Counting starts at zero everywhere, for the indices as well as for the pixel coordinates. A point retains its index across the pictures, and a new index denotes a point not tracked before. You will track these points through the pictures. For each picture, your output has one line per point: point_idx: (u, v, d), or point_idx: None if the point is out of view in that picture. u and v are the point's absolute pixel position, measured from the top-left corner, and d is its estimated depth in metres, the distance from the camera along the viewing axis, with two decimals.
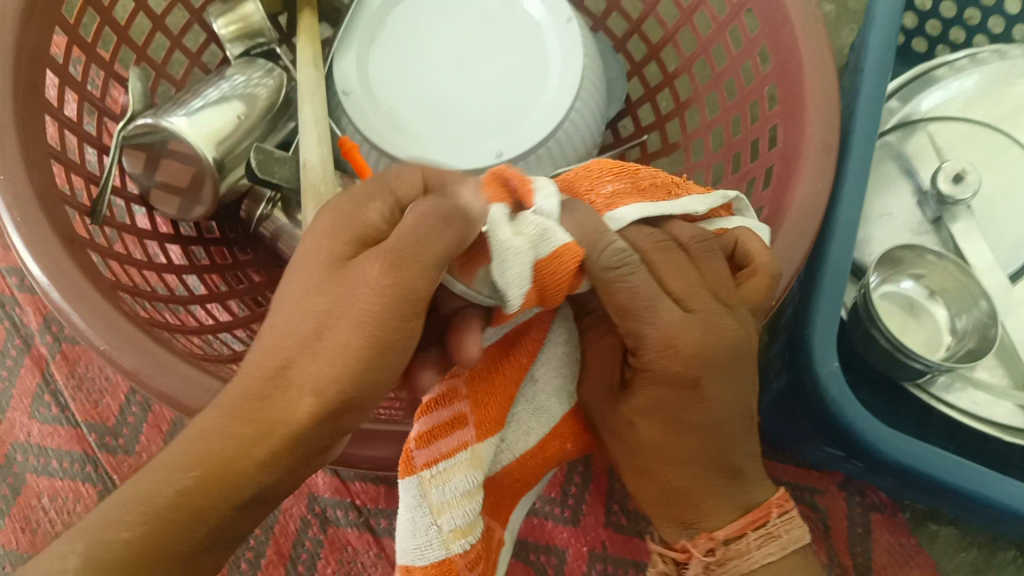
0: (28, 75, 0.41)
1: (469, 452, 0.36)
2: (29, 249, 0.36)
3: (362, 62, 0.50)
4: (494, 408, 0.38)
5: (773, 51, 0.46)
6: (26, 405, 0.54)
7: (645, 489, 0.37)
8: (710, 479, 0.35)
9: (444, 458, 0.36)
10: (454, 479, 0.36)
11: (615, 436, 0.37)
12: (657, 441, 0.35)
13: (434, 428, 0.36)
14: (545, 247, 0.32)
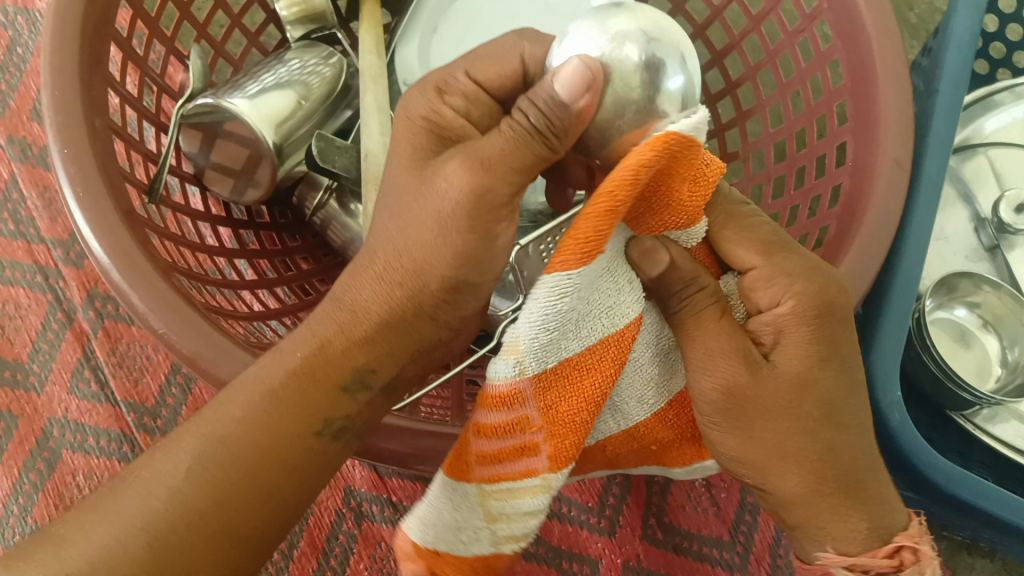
0: (93, 48, 0.40)
1: (541, 478, 0.35)
2: (91, 228, 0.36)
3: (425, 52, 0.49)
4: (569, 440, 0.34)
5: (847, 65, 0.44)
6: (66, 379, 0.53)
7: (817, 498, 0.34)
8: (863, 479, 0.35)
9: (504, 478, 0.35)
10: (522, 497, 0.35)
11: (785, 430, 0.33)
12: (824, 416, 0.34)
13: (502, 452, 0.34)
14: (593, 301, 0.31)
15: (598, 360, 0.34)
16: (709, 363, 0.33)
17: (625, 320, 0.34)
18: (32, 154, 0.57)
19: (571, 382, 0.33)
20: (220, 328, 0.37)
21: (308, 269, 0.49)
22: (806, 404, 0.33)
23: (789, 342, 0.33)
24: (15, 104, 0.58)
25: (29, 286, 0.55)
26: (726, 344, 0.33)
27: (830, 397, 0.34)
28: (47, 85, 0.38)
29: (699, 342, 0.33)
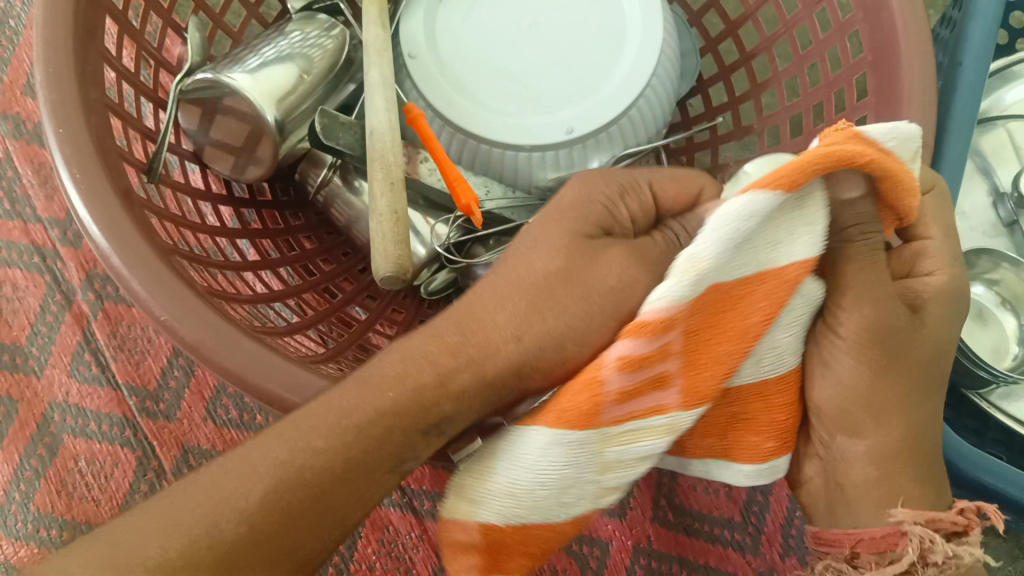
0: (85, 22, 0.38)
1: (667, 418, 0.34)
2: (88, 212, 0.34)
3: (430, 22, 0.47)
4: (706, 371, 0.34)
5: (868, 37, 0.43)
6: (66, 362, 0.52)
7: (892, 466, 0.35)
8: (926, 448, 0.35)
9: (636, 417, 0.33)
10: (644, 437, 0.33)
11: (886, 382, 0.34)
12: (908, 373, 0.34)
13: (627, 398, 0.32)
14: (769, 251, 0.33)
15: (744, 292, 0.33)
16: (862, 304, 0.33)
17: (788, 261, 0.33)
18: (26, 131, 0.56)
19: (717, 314, 0.34)
20: (273, 348, 0.35)
21: (311, 249, 0.48)
22: (869, 359, 0.34)
23: (868, 299, 0.33)
24: (7, 79, 0.56)
25: (26, 267, 0.53)
26: (855, 285, 0.33)
27: (899, 367, 0.34)
28: (40, 61, 0.37)
29: (852, 280, 0.34)
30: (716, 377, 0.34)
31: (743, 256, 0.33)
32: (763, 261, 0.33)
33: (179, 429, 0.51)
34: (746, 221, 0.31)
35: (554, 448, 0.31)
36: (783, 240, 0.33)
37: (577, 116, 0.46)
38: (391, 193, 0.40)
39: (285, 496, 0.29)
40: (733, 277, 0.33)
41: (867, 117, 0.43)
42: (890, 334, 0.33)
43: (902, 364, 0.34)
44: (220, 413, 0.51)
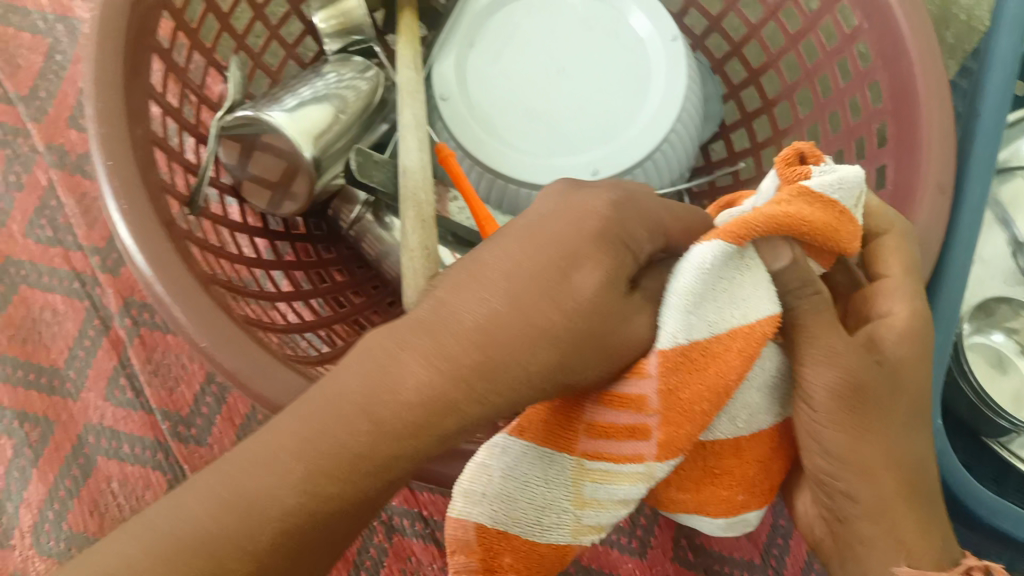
0: (135, 61, 0.40)
1: (645, 465, 0.32)
2: (136, 244, 0.36)
3: (461, 65, 0.49)
4: (686, 423, 0.31)
5: (887, 86, 0.44)
6: (102, 386, 0.53)
7: (897, 520, 0.32)
8: (923, 490, 0.33)
9: (607, 458, 0.32)
10: (615, 482, 0.32)
11: (874, 440, 0.32)
12: (891, 426, 0.32)
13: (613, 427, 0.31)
14: (739, 308, 0.31)
15: (724, 346, 0.31)
16: (822, 364, 0.31)
17: (757, 317, 0.31)
18: (70, 161, 0.58)
19: (697, 367, 0.31)
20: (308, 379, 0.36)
21: (341, 281, 0.50)
22: (852, 424, 0.32)
23: (835, 360, 0.31)
24: (53, 111, 0.58)
25: (66, 293, 0.55)
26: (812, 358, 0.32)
27: (883, 424, 0.32)
28: (90, 97, 0.38)
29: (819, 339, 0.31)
30: (696, 430, 0.32)
31: (715, 300, 0.31)
32: (736, 311, 0.31)
33: (210, 454, 0.52)
34: (700, 283, 0.30)
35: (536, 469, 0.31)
36: (746, 297, 0.31)
37: (602, 158, 0.47)
38: (422, 231, 0.41)
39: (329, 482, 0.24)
40: (709, 333, 0.31)
41: (886, 165, 0.44)
42: (862, 389, 0.31)
43: (883, 421, 0.32)
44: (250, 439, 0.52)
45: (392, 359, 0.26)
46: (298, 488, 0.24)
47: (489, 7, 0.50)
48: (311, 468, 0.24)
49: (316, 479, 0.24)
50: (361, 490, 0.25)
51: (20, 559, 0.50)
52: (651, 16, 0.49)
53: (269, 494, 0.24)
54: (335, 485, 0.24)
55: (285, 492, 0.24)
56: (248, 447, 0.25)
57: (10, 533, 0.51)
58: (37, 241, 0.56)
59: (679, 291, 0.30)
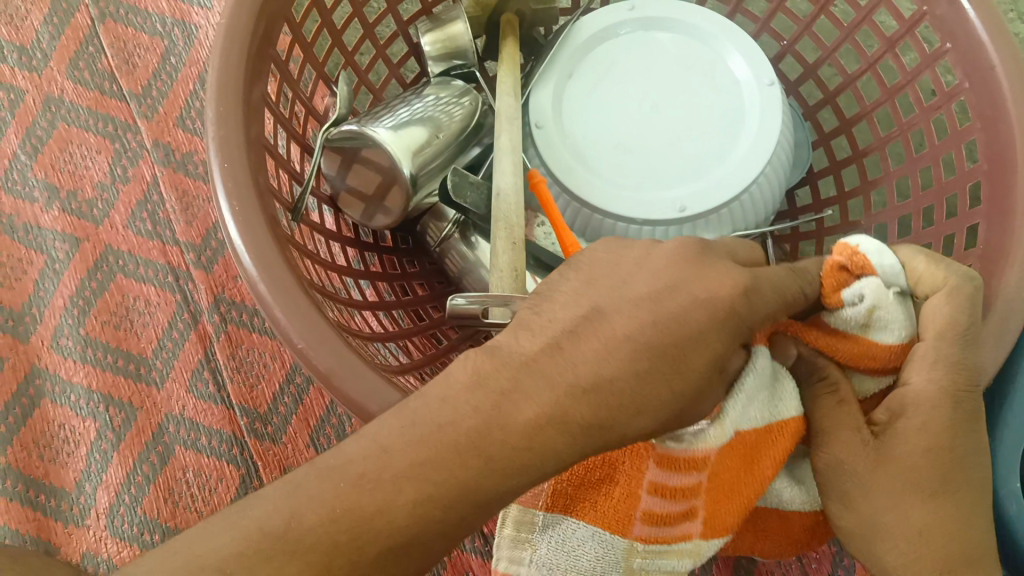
0: (255, 70, 0.42)
1: (693, 543, 0.36)
2: (244, 243, 0.37)
3: (558, 96, 0.50)
4: (727, 503, 0.36)
5: (985, 147, 0.43)
6: (185, 378, 0.55)
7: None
8: (956, 540, 0.32)
9: (660, 540, 0.36)
10: (667, 558, 0.36)
11: (871, 509, 0.33)
12: (888, 491, 0.32)
13: (668, 514, 0.35)
14: (778, 408, 0.35)
15: (769, 444, 0.35)
16: (828, 444, 0.34)
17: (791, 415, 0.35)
18: (175, 159, 0.60)
19: (742, 460, 0.35)
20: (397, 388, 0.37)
21: (423, 295, 0.51)
22: (846, 499, 0.33)
23: (829, 447, 0.34)
24: (163, 110, 0.61)
25: (160, 285, 0.57)
26: (834, 429, 0.34)
27: (880, 494, 0.32)
28: (212, 101, 0.40)
29: (820, 420, 0.35)
30: (738, 509, 0.36)
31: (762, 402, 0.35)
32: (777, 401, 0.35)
33: (283, 453, 0.53)
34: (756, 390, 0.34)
35: (588, 542, 0.36)
36: (786, 398, 0.35)
37: (690, 196, 0.47)
38: (512, 252, 0.42)
39: (432, 502, 0.26)
40: (751, 427, 0.35)
41: (978, 223, 0.43)
42: (850, 477, 0.33)
43: (880, 489, 0.32)
44: (322, 441, 0.53)
45: (507, 394, 0.27)
46: (410, 505, 0.25)
47: (590, 41, 0.51)
48: (420, 486, 0.26)
49: (424, 500, 0.26)
50: (461, 512, 0.26)
51: (94, 538, 0.52)
52: (749, 60, 0.49)
53: (383, 506, 0.25)
54: (441, 508, 0.26)
55: (393, 505, 0.25)
56: (360, 461, 0.26)
57: (87, 513, 0.52)
58: (137, 233, 0.58)
59: (741, 392, 0.34)
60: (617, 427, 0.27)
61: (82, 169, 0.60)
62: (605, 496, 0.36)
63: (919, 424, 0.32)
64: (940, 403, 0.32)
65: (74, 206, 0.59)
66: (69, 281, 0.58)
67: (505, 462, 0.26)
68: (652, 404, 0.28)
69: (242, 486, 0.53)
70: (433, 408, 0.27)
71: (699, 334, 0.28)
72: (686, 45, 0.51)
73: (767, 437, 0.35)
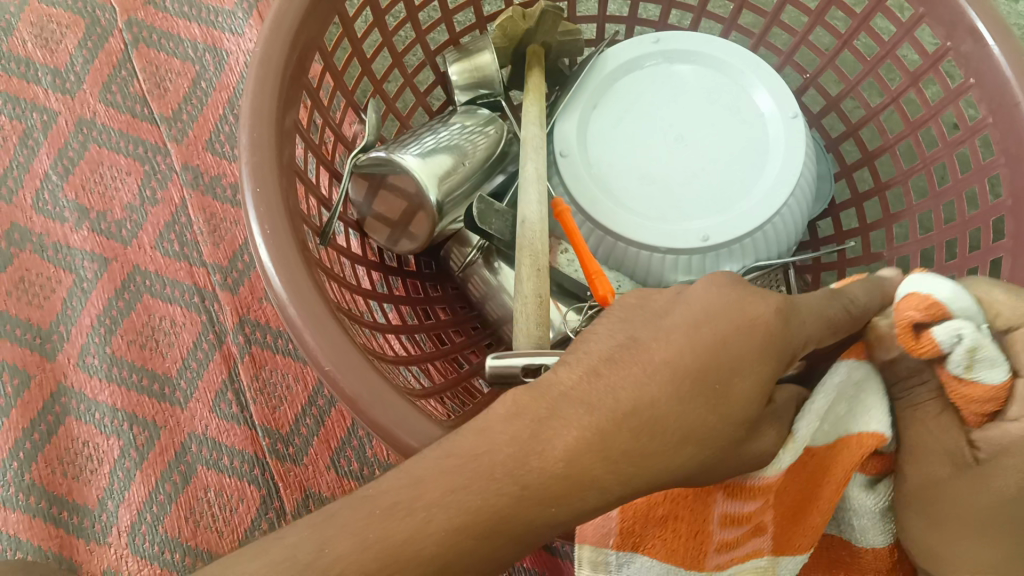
0: (288, 98, 0.43)
1: (765, 560, 0.37)
2: (274, 267, 0.37)
3: (582, 126, 0.51)
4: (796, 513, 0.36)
5: (1009, 182, 0.43)
6: (209, 398, 0.56)
7: None
8: None
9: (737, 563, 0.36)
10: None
11: (953, 522, 0.33)
12: (973, 513, 0.33)
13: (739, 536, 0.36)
14: (853, 423, 0.36)
15: (839, 455, 0.36)
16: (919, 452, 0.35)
17: (868, 430, 0.36)
18: (203, 182, 0.61)
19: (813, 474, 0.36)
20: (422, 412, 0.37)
21: (445, 319, 0.52)
22: (928, 511, 0.34)
23: (924, 454, 0.35)
24: (192, 134, 0.62)
25: (186, 306, 0.58)
26: (929, 438, 0.34)
27: (959, 508, 0.33)
28: (246, 127, 0.41)
29: (919, 428, 0.35)
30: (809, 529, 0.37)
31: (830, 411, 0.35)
32: (848, 402, 0.36)
33: (304, 474, 0.54)
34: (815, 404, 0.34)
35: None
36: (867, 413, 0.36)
37: (713, 226, 0.48)
38: (536, 279, 0.42)
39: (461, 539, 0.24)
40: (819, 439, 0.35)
41: (1002, 257, 0.43)
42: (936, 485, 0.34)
43: (958, 507, 0.33)
44: (343, 463, 0.54)
45: (545, 421, 0.26)
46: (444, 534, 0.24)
47: (616, 72, 0.52)
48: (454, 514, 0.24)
49: (460, 526, 0.24)
50: (504, 544, 0.25)
51: (115, 557, 0.52)
52: (773, 93, 0.50)
53: (414, 538, 0.24)
54: (481, 537, 0.24)
55: (424, 534, 0.24)
56: (395, 493, 0.25)
57: (108, 531, 0.53)
58: (165, 253, 0.59)
59: (809, 408, 0.33)
60: (662, 450, 0.26)
61: (111, 191, 0.61)
62: (672, 534, 0.35)
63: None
64: None
65: (103, 226, 0.60)
66: (97, 300, 0.58)
67: (547, 492, 0.25)
68: (697, 429, 0.27)
69: (262, 506, 0.53)
70: (473, 448, 0.26)
71: (739, 376, 0.28)
72: (711, 79, 0.51)
73: (846, 450, 0.36)
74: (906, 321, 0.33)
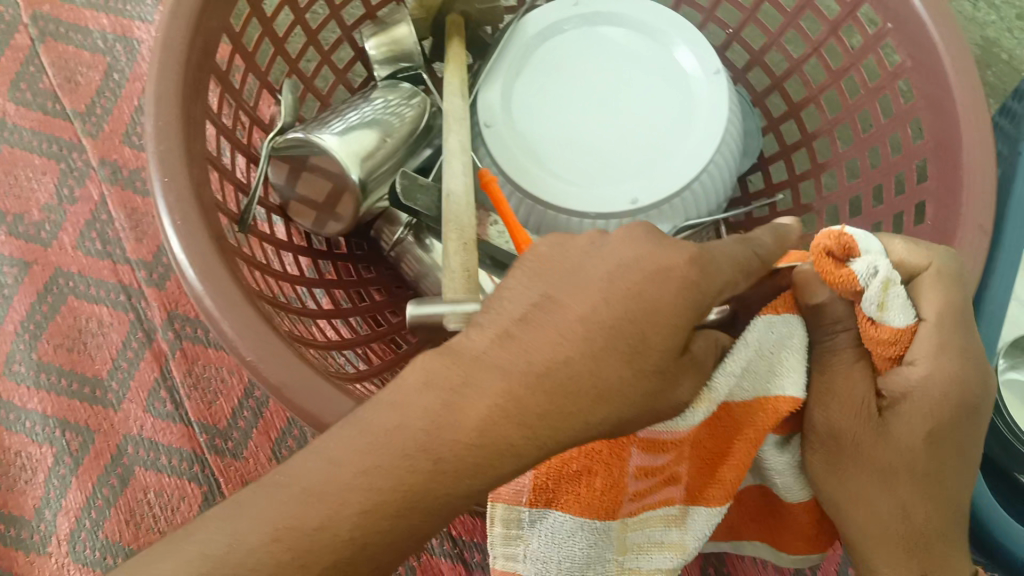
0: (194, 82, 0.41)
1: (676, 508, 0.37)
2: (188, 259, 0.36)
3: (506, 95, 0.50)
4: (716, 487, 0.37)
5: (930, 125, 0.43)
6: (143, 398, 0.54)
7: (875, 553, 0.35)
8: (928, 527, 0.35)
9: (651, 508, 0.37)
10: (654, 527, 0.37)
11: (859, 473, 0.34)
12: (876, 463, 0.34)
13: (649, 488, 0.36)
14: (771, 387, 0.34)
15: (757, 420, 0.35)
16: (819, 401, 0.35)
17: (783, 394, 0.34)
18: (123, 176, 0.59)
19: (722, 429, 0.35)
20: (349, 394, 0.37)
21: (380, 301, 0.51)
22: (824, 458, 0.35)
23: (833, 400, 0.34)
24: (108, 127, 0.60)
25: (112, 305, 0.56)
26: (839, 389, 0.34)
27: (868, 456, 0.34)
28: (151, 116, 0.39)
29: (825, 377, 0.35)
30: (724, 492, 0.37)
31: (749, 373, 0.34)
32: (780, 363, 0.34)
33: (244, 468, 0.53)
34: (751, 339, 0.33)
35: (577, 534, 0.34)
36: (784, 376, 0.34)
37: (642, 187, 0.47)
38: (464, 253, 0.42)
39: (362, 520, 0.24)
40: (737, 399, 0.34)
41: (927, 200, 0.43)
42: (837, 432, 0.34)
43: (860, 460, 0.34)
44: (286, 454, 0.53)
45: (458, 390, 0.26)
46: (353, 516, 0.24)
47: (536, 38, 0.51)
48: (365, 494, 0.25)
49: (372, 509, 0.25)
50: (421, 517, 0.25)
51: (57, 565, 0.51)
52: (695, 51, 0.49)
53: (326, 520, 0.24)
54: (392, 515, 0.25)
55: (336, 520, 0.24)
56: (305, 477, 0.25)
57: (47, 540, 0.52)
58: (88, 252, 0.58)
59: (725, 365, 0.32)
60: (577, 408, 0.26)
61: (28, 192, 0.59)
62: (587, 488, 0.34)
63: (937, 410, 0.33)
64: (945, 394, 0.33)
65: (22, 229, 0.58)
66: (20, 305, 0.57)
67: (459, 464, 0.25)
68: (612, 384, 0.27)
69: (204, 504, 0.52)
70: (389, 435, 0.25)
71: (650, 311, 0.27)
72: (632, 40, 0.51)
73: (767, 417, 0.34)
74: (827, 254, 0.33)
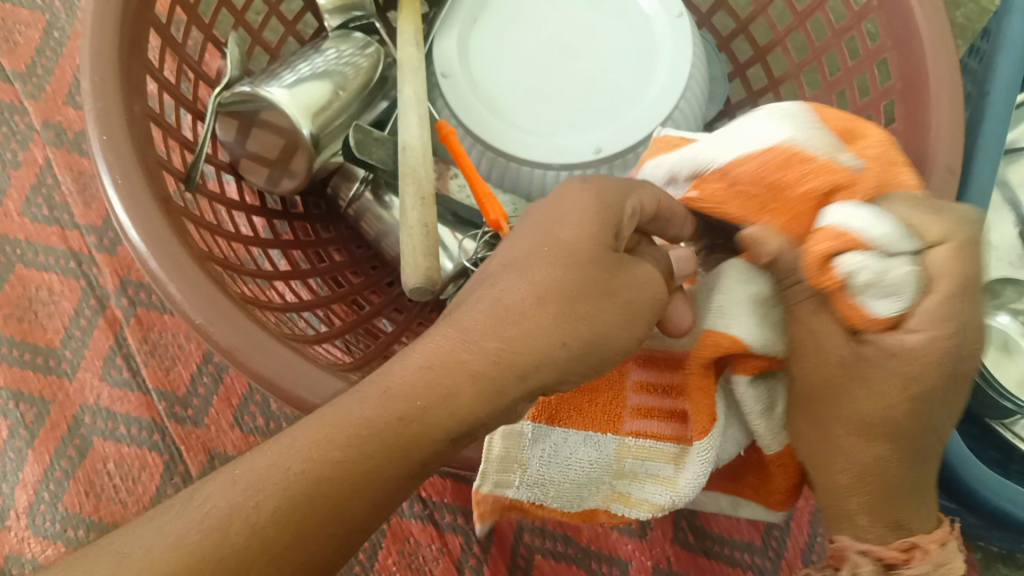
0: (132, 34, 0.39)
1: (677, 446, 0.37)
2: (129, 219, 0.35)
3: (462, 42, 0.48)
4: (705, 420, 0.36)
5: (897, 65, 0.42)
6: (98, 366, 0.54)
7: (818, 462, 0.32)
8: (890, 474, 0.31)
9: (649, 437, 0.38)
10: (654, 459, 0.38)
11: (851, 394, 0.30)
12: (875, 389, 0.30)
13: (653, 407, 0.38)
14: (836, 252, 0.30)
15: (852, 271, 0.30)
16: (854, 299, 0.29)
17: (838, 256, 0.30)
18: (69, 139, 0.58)
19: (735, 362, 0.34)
20: (303, 355, 0.35)
21: (340, 261, 0.49)
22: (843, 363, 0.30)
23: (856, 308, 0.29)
24: (50, 89, 0.58)
25: (63, 272, 0.56)
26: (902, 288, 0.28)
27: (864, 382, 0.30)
28: (86, 70, 0.38)
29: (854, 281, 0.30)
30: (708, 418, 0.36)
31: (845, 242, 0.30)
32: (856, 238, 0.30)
33: (207, 436, 0.53)
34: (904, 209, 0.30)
35: (577, 448, 0.38)
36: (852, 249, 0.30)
37: (605, 136, 0.46)
38: (422, 208, 0.40)
39: (319, 494, 0.24)
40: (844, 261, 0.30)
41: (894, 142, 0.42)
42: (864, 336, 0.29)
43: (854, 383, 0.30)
44: (247, 420, 0.53)
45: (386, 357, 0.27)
46: (298, 493, 0.24)
47: None
48: (313, 458, 0.24)
49: (315, 452, 0.24)
50: (363, 462, 0.25)
51: (16, 540, 0.50)
52: None
53: (289, 508, 0.24)
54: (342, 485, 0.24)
55: (281, 471, 0.24)
56: (270, 471, 0.24)
57: (6, 514, 0.51)
58: (34, 219, 0.56)
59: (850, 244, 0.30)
60: (520, 345, 0.27)
61: None
62: (588, 403, 0.38)
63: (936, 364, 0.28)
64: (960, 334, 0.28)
65: None
66: None
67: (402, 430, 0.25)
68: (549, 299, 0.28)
69: (165, 473, 0.52)
70: (343, 410, 0.25)
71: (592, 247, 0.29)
72: None
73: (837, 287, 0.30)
74: None
